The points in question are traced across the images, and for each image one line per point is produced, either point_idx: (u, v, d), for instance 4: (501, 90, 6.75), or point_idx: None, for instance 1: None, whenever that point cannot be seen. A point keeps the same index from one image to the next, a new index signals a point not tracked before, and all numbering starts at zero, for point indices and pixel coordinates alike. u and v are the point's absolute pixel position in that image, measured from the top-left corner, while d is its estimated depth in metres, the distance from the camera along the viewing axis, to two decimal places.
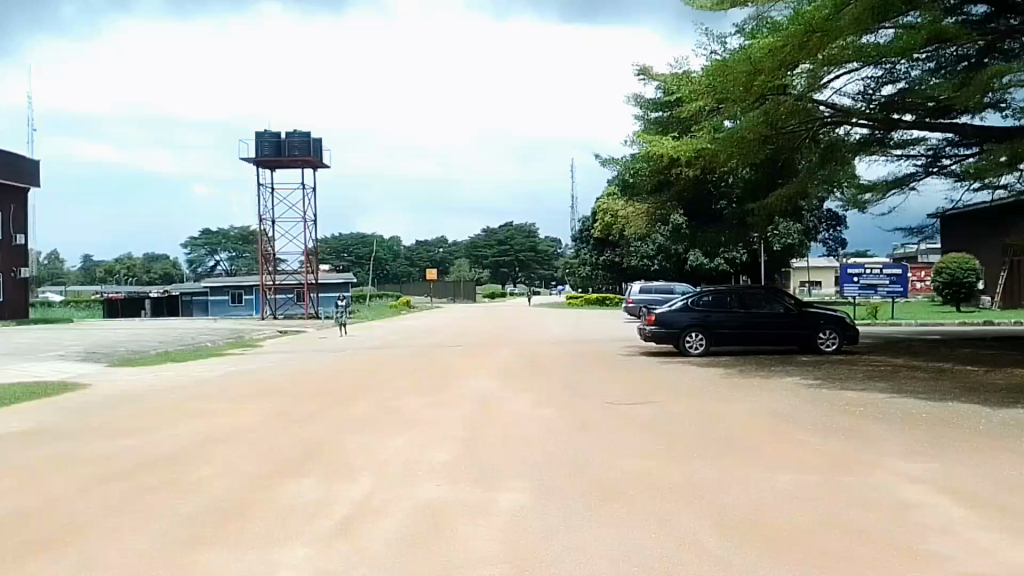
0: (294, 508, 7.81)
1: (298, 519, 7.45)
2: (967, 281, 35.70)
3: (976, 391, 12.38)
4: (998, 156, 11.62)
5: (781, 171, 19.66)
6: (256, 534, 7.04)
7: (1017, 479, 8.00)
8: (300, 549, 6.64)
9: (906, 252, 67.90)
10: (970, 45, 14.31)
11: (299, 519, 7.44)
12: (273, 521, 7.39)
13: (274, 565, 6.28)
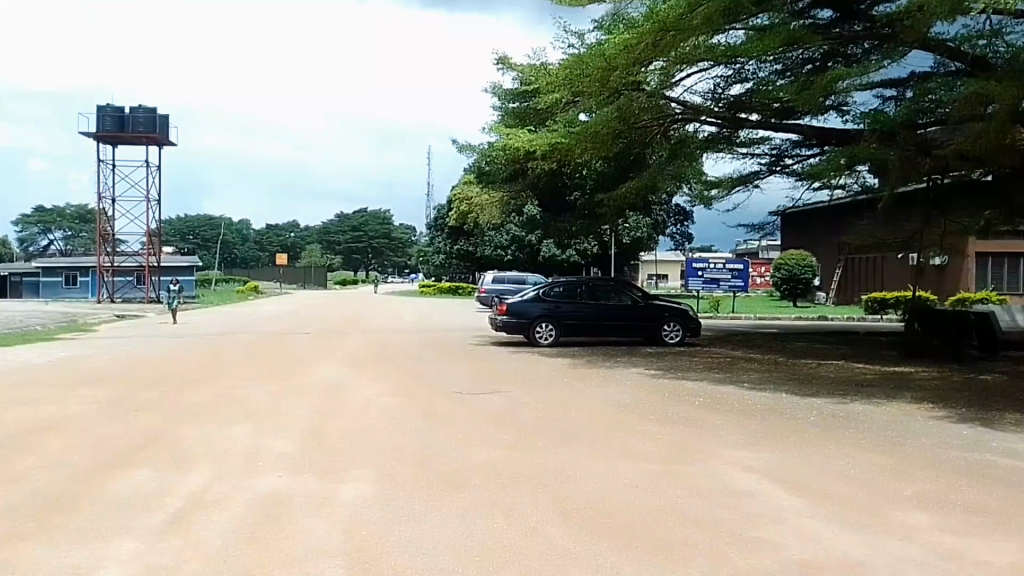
0: (121, 500, 7.00)
1: (123, 511, 6.68)
2: (803, 277, 37.75)
3: (809, 383, 12.90)
4: (839, 158, 12.07)
5: (633, 165, 19.91)
6: (76, 528, 6.25)
7: (849, 468, 8.27)
8: (126, 544, 5.91)
9: (746, 249, 71.44)
10: (813, 49, 14.86)
11: (126, 511, 6.67)
12: (97, 514, 6.58)
13: (94, 563, 5.54)
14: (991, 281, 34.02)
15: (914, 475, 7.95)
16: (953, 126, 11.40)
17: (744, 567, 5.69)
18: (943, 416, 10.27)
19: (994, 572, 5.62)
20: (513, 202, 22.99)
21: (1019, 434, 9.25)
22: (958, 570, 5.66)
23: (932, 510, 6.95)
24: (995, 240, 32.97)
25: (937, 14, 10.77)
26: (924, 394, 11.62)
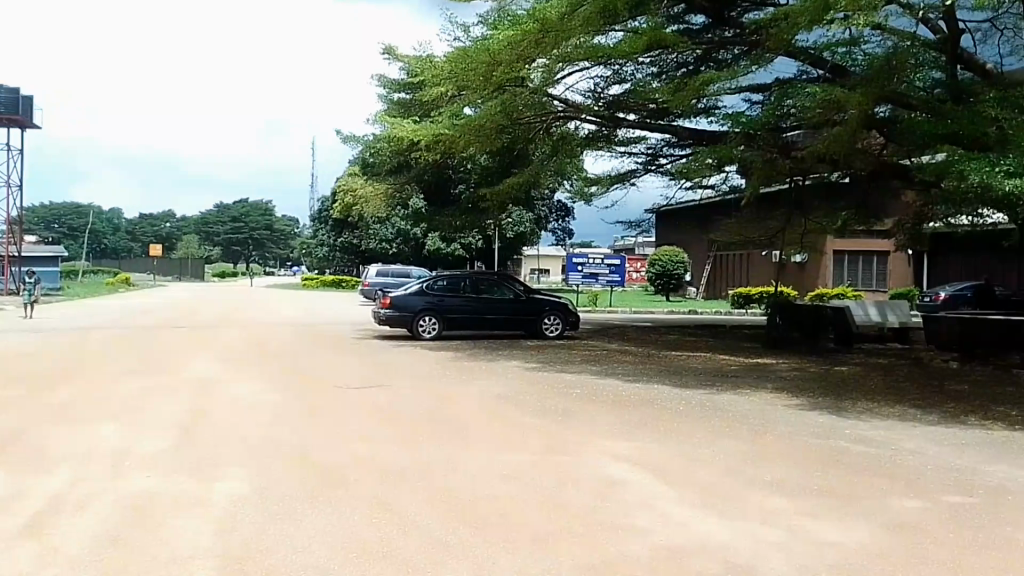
0: None
1: None
2: (676, 273, 39.05)
3: (679, 374, 13.41)
4: (708, 158, 12.58)
5: (515, 160, 20.11)
6: None
7: (713, 455, 8.65)
8: None
9: (624, 245, 73.42)
10: (688, 53, 15.41)
11: None
12: None
13: None
14: (846, 278, 36.22)
15: (773, 462, 8.38)
16: (811, 131, 12.06)
17: (615, 554, 5.87)
18: (800, 405, 10.86)
19: (844, 551, 6.00)
20: (397, 195, 22.80)
21: (867, 421, 9.89)
22: (809, 551, 6.00)
23: (789, 494, 7.35)
24: (849, 240, 35.08)
25: (802, 24, 11.37)
26: (783, 384, 12.27)
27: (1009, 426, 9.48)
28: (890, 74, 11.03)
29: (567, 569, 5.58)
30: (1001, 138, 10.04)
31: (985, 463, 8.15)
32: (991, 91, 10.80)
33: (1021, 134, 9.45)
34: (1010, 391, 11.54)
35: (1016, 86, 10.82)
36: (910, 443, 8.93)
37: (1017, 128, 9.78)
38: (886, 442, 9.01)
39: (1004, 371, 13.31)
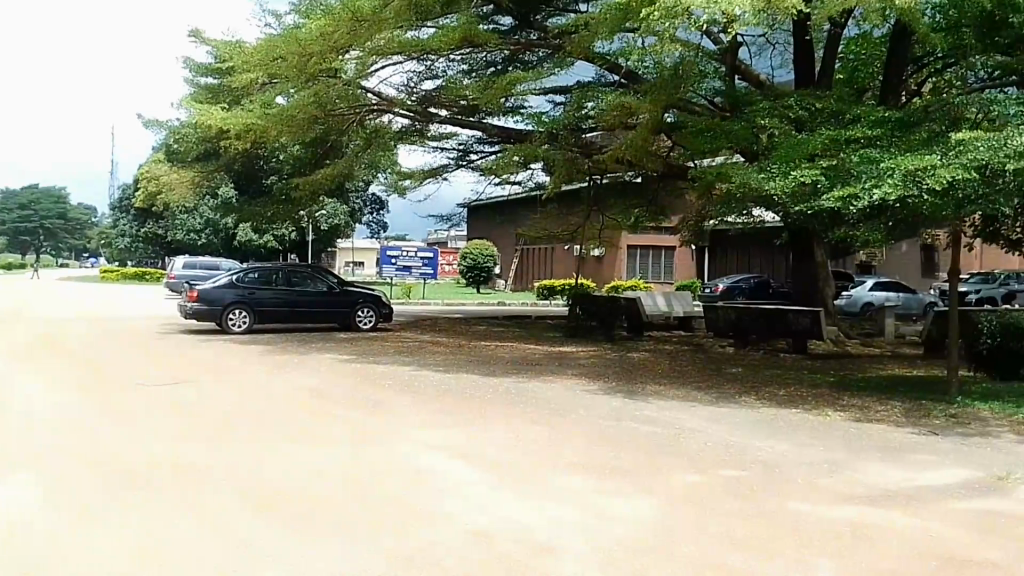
0: None
1: None
2: (486, 267, 40.00)
3: (487, 363, 13.87)
4: (516, 155, 13.11)
5: (329, 151, 19.91)
6: None
7: (517, 441, 9.06)
8: None
9: (440, 239, 74.13)
10: (497, 52, 15.94)
11: None
12: None
13: None
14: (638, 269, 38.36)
15: (572, 445, 8.91)
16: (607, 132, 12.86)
17: (422, 540, 6.08)
18: (596, 390, 11.58)
19: (631, 523, 6.56)
20: (204, 183, 21.92)
21: (654, 402, 10.73)
22: (599, 526, 6.47)
23: (584, 475, 7.86)
24: (645, 235, 37.33)
25: (602, 30, 12.10)
26: (582, 371, 13.01)
27: (773, 403, 10.61)
28: (677, 82, 11.95)
29: (372, 558, 5.71)
30: (770, 144, 11.18)
31: (753, 436, 9.09)
32: (762, 101, 11.98)
33: (785, 141, 10.57)
34: (776, 372, 12.86)
35: (783, 98, 12.06)
36: (691, 421, 9.80)
37: (783, 135, 10.92)
38: (670, 422, 9.80)
39: (772, 354, 14.79)
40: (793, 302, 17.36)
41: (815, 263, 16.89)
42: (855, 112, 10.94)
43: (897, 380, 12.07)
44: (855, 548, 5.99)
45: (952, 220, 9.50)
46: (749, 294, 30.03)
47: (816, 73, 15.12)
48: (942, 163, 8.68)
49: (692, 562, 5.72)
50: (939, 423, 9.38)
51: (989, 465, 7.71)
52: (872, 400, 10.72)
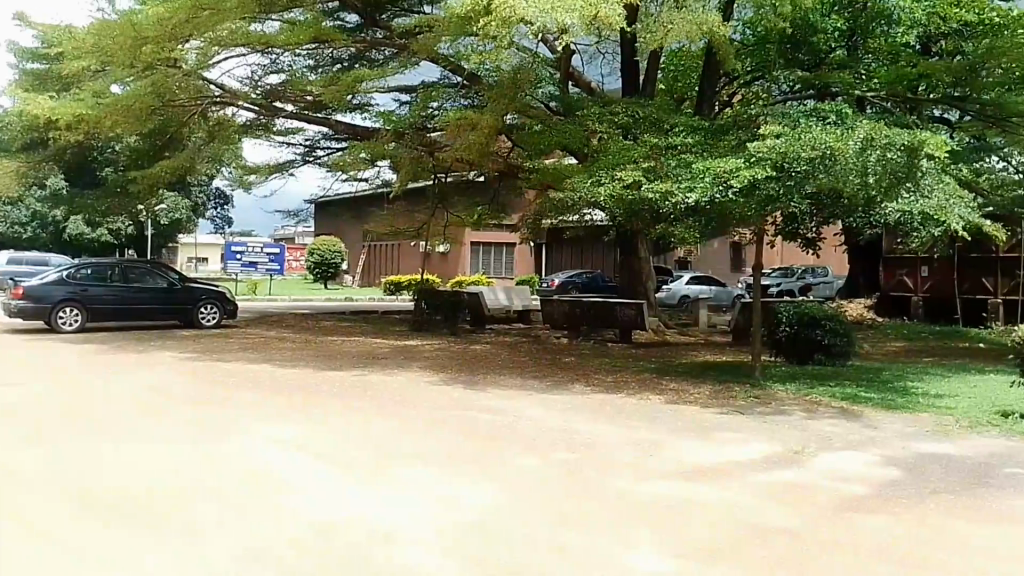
0: None
1: None
2: (334, 263, 39.64)
3: (331, 359, 13.96)
4: (362, 152, 13.33)
5: (168, 144, 19.29)
6: None
7: (358, 433, 9.24)
8: None
9: (287, 234, 72.48)
10: (343, 50, 16.12)
11: None
12: None
13: None
14: (479, 267, 38.89)
15: (414, 435, 9.17)
16: (447, 133, 13.30)
17: (260, 536, 6.10)
18: (438, 382, 11.94)
19: (469, 509, 6.81)
20: (31, 175, 20.69)
21: (493, 393, 11.21)
22: (436, 512, 6.70)
23: (425, 465, 8.11)
24: (487, 232, 38.20)
25: (445, 33, 12.54)
26: (426, 364, 13.34)
27: (603, 390, 11.36)
28: (515, 91, 12.72)
29: (206, 556, 5.68)
30: (600, 147, 11.99)
31: (583, 419, 9.74)
32: (593, 107, 12.83)
33: (612, 147, 11.38)
34: (607, 361, 13.70)
35: (611, 105, 12.96)
36: (527, 407, 10.36)
37: (612, 140, 11.76)
38: (507, 410, 10.29)
39: (602, 344, 15.78)
40: (617, 294, 18.52)
41: (639, 260, 18.07)
42: (674, 121, 11.94)
43: (711, 366, 13.18)
44: (673, 512, 6.58)
45: (756, 218, 10.57)
46: (582, 288, 31.51)
47: (640, 82, 16.32)
48: (743, 167, 9.69)
49: (525, 534, 6.14)
50: (745, 403, 10.38)
51: (786, 438, 8.65)
52: (690, 384, 11.69)
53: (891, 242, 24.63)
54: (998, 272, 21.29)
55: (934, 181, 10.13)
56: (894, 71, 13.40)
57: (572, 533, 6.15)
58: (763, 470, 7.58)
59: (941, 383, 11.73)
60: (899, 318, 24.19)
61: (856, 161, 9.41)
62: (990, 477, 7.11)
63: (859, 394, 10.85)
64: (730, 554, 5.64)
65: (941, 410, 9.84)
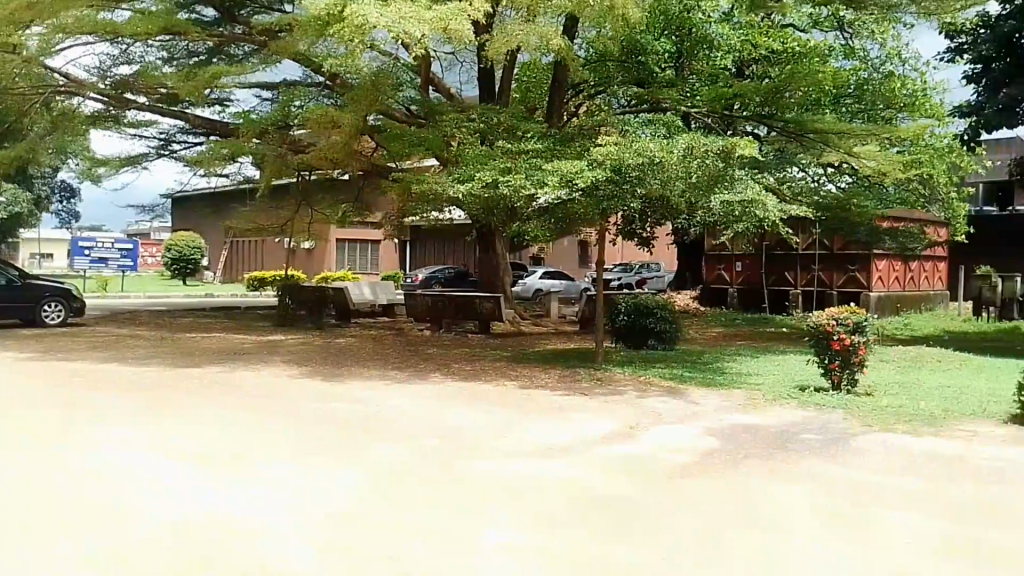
0: None
1: None
2: (192, 259, 38.54)
3: (190, 355, 13.99)
4: (222, 149, 13.44)
5: (8, 133, 18.46)
6: None
7: (218, 421, 9.40)
8: None
9: (140, 230, 69.43)
10: (199, 43, 16.07)
11: None
12: None
13: None
14: (344, 262, 38.72)
15: (275, 422, 9.38)
16: (308, 130, 13.60)
17: (118, 513, 6.03)
18: (299, 375, 12.28)
19: (333, 481, 6.98)
20: None
21: (353, 383, 11.68)
22: (302, 485, 6.84)
23: (287, 445, 8.27)
24: (347, 229, 38.21)
25: (304, 33, 12.84)
26: (287, 358, 13.64)
27: (459, 377, 12.08)
28: (378, 93, 13.21)
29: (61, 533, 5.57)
30: (457, 149, 12.70)
31: (442, 404, 10.37)
32: (451, 112, 13.54)
33: (468, 150, 12.12)
34: (465, 351, 14.44)
35: (467, 110, 13.74)
36: (388, 395, 10.91)
37: (468, 143, 12.51)
38: (367, 397, 10.78)
39: (460, 335, 16.54)
40: (477, 288, 19.31)
41: (495, 256, 18.89)
42: (526, 128, 12.86)
43: (559, 353, 14.19)
44: (522, 479, 7.07)
45: (596, 217, 11.59)
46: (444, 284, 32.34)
47: (497, 92, 17.22)
48: (586, 170, 10.66)
49: (382, 499, 6.44)
50: (587, 385, 11.38)
51: (623, 415, 9.62)
52: (539, 370, 12.60)
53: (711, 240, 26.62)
54: (797, 266, 24.15)
55: (749, 187, 11.46)
56: (715, 90, 14.73)
57: (428, 497, 6.51)
58: (605, 445, 8.37)
59: (754, 362, 13.22)
60: (716, 307, 26.20)
61: (683, 169, 10.57)
62: (789, 442, 8.28)
63: (686, 374, 12.11)
64: (570, 512, 6.16)
65: (751, 386, 11.21)
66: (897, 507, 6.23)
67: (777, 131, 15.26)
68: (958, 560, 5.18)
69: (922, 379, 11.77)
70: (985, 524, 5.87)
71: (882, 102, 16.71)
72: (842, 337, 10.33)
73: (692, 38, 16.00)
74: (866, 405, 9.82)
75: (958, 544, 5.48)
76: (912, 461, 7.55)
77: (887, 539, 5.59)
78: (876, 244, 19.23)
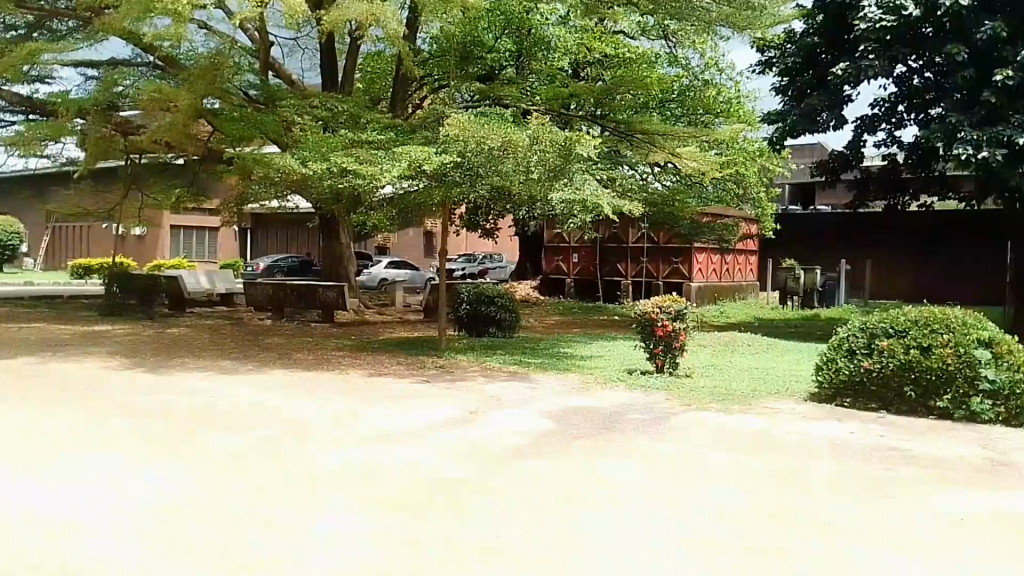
0: None
1: None
2: (9, 244, 35.65)
3: (7, 347, 13.10)
4: (44, 130, 12.66)
5: None
6: None
7: (40, 415, 8.88)
8: None
9: None
10: (16, 16, 14.98)
11: None
12: None
13: None
14: (181, 249, 37.02)
15: (105, 414, 8.99)
16: (141, 111, 13.04)
17: None
18: (131, 366, 11.82)
19: (170, 475, 6.80)
20: None
21: (190, 374, 11.37)
22: (135, 480, 6.63)
23: (117, 438, 7.96)
24: (182, 215, 36.56)
25: (135, 12, 12.28)
26: (118, 349, 13.07)
27: (302, 366, 12.03)
28: (215, 75, 12.87)
29: None
30: (300, 135, 12.61)
31: (284, 393, 10.31)
32: (293, 99, 13.43)
33: (311, 137, 12.09)
34: (308, 340, 14.35)
35: (309, 97, 13.68)
36: (228, 385, 10.72)
37: (311, 131, 12.47)
38: (203, 388, 10.52)
39: (303, 324, 16.37)
40: (320, 278, 19.08)
41: (338, 244, 18.76)
42: (369, 118, 12.96)
43: (402, 341, 14.35)
44: (364, 469, 7.13)
45: (439, 206, 11.91)
46: (288, 273, 31.73)
47: (338, 81, 17.03)
48: (433, 156, 10.94)
49: (219, 495, 6.31)
50: (429, 372, 11.64)
51: (464, 401, 9.93)
52: (383, 358, 12.74)
53: (551, 232, 27.44)
54: (629, 257, 25.41)
55: (584, 181, 12.12)
56: (551, 90, 15.33)
57: (268, 491, 6.45)
58: (446, 431, 8.61)
59: (588, 348, 13.92)
60: (555, 295, 27.09)
61: (525, 162, 11.01)
62: (617, 422, 8.88)
63: (525, 359, 12.61)
64: (413, 500, 6.28)
65: (585, 370, 11.85)
66: (715, 480, 6.85)
67: (608, 132, 15.84)
68: (765, 527, 5.74)
69: (735, 362, 12.84)
70: (787, 492, 6.53)
71: (702, 108, 18.14)
72: (665, 323, 11.09)
73: (531, 38, 16.68)
74: (686, 386, 10.63)
75: (762, 510, 6.10)
76: (725, 437, 8.28)
77: (706, 509, 6.12)
78: (694, 237, 20.57)
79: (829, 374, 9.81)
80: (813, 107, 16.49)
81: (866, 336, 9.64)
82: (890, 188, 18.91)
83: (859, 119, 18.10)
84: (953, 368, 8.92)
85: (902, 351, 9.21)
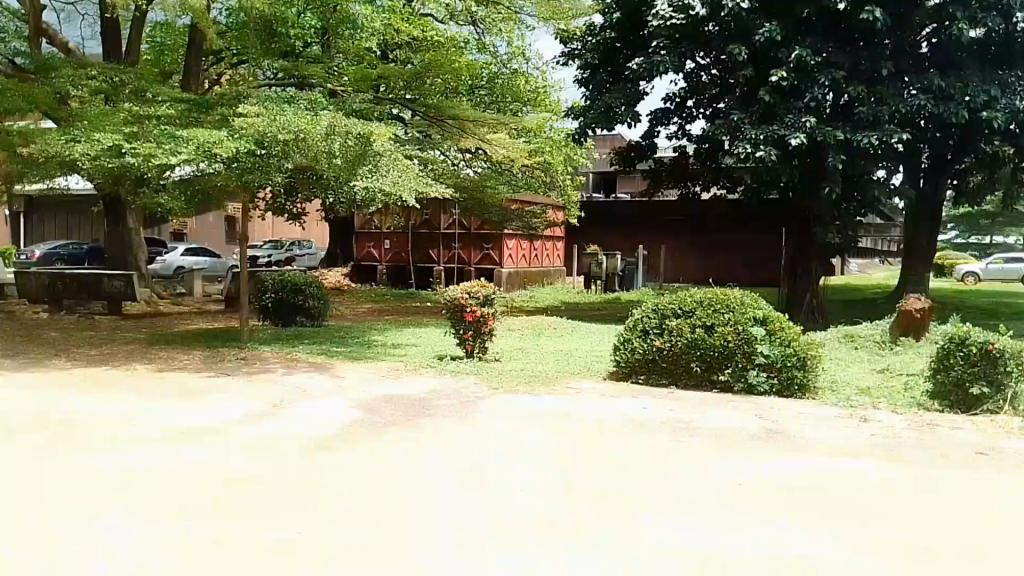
0: None
1: None
2: None
3: None
4: None
5: None
6: None
7: None
8: None
9: None
10: None
11: None
12: None
13: None
14: None
15: None
16: None
17: None
18: None
19: None
20: None
21: None
22: None
23: None
24: None
25: None
26: None
27: (86, 362, 11.08)
28: None
29: None
30: (79, 109, 11.59)
31: (59, 392, 9.41)
32: (68, 69, 12.31)
33: (90, 112, 11.14)
34: (91, 334, 13.22)
35: (88, 67, 12.56)
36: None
37: (92, 105, 11.49)
38: None
39: (85, 316, 15.07)
40: (105, 266, 17.62)
41: (127, 230, 17.42)
42: (156, 92, 12.10)
43: (198, 332, 13.55)
44: (148, 470, 6.60)
45: (237, 189, 11.40)
46: (69, 261, 29.26)
47: (122, 50, 15.88)
48: (226, 141, 10.34)
49: None
50: (229, 365, 11.08)
51: (265, 394, 9.53)
52: (178, 351, 11.98)
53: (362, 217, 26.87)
54: (439, 243, 25.45)
55: (394, 165, 11.92)
56: (360, 72, 14.97)
57: (36, 498, 5.82)
58: (244, 426, 8.19)
59: (399, 336, 13.78)
60: (366, 282, 26.74)
61: (327, 146, 10.59)
62: (427, 409, 8.84)
63: (333, 349, 12.27)
64: (206, 498, 5.91)
65: (395, 357, 11.74)
66: (521, 460, 6.99)
67: (419, 115, 15.94)
68: (568, 503, 5.89)
69: (543, 344, 13.23)
70: (583, 469, 6.75)
71: (510, 96, 18.56)
72: (473, 309, 11.18)
73: (335, 17, 15.07)
74: (494, 371, 10.80)
75: (563, 487, 6.26)
76: (531, 418, 8.49)
77: (509, 490, 6.19)
78: (503, 222, 20.93)
79: (627, 354, 10.32)
80: (608, 105, 17.20)
81: (658, 317, 10.25)
82: (678, 176, 20.18)
83: (652, 112, 19.12)
84: (733, 345, 9.65)
85: (689, 330, 9.88)
